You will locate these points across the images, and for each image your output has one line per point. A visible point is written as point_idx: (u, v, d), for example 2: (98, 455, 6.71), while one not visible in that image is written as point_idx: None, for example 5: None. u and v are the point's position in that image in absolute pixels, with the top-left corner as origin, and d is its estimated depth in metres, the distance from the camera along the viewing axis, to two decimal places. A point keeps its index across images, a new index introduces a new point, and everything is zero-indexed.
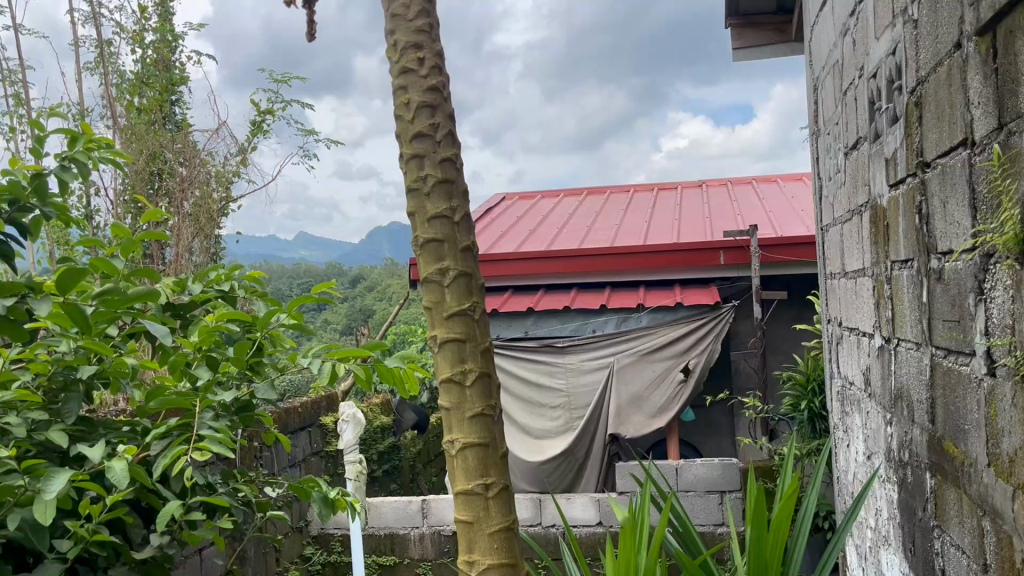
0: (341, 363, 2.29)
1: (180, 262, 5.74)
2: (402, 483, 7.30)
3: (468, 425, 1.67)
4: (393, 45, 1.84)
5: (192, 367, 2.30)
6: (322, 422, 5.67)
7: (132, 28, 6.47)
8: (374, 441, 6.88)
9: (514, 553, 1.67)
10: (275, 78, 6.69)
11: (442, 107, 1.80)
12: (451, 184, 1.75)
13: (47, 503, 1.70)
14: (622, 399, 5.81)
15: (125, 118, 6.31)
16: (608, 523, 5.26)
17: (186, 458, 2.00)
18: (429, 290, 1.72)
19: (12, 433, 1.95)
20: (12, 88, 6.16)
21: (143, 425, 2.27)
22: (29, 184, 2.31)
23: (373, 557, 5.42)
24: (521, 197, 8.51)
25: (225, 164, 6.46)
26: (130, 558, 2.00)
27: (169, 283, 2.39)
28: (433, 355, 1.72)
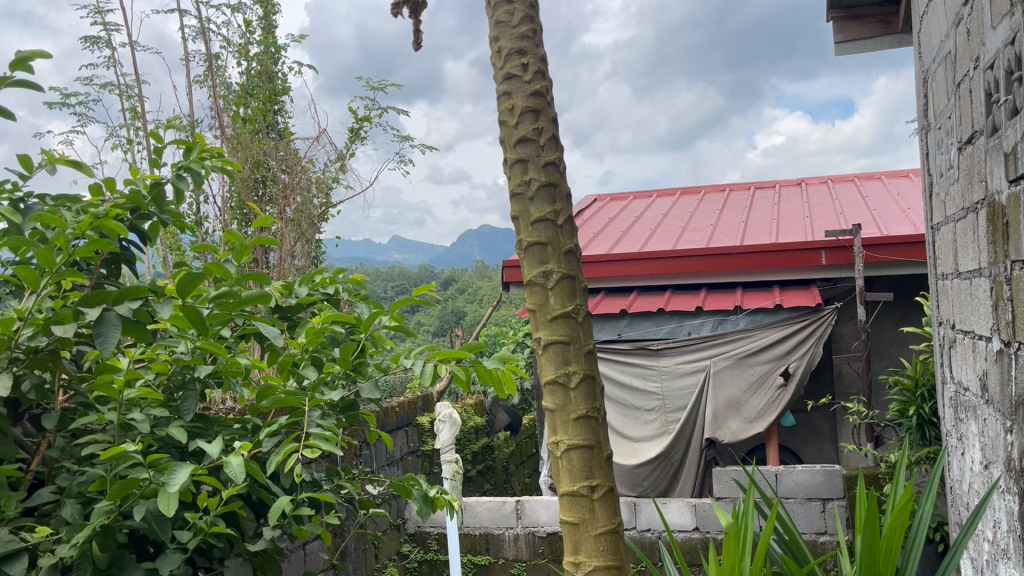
0: (441, 364, 2.33)
1: (284, 266, 5.96)
2: (496, 483, 7.37)
3: (573, 427, 1.68)
4: (497, 52, 1.87)
5: (299, 367, 2.39)
6: (418, 422, 5.79)
7: (239, 42, 6.77)
8: (469, 441, 6.96)
9: (621, 555, 1.67)
10: (371, 86, 6.87)
11: (546, 112, 1.82)
12: (555, 187, 1.77)
13: (170, 495, 1.79)
14: (720, 403, 5.71)
15: (232, 129, 6.60)
16: (705, 529, 5.17)
17: (297, 455, 2.06)
18: (532, 293, 1.74)
19: (137, 428, 2.07)
20: (129, 103, 6.54)
21: (253, 422, 2.36)
22: (149, 193, 2.44)
23: (468, 556, 5.48)
24: (613, 197, 8.47)
25: (325, 171, 6.67)
26: (244, 550, 2.09)
27: (278, 287, 2.50)
28: (537, 356, 1.74)
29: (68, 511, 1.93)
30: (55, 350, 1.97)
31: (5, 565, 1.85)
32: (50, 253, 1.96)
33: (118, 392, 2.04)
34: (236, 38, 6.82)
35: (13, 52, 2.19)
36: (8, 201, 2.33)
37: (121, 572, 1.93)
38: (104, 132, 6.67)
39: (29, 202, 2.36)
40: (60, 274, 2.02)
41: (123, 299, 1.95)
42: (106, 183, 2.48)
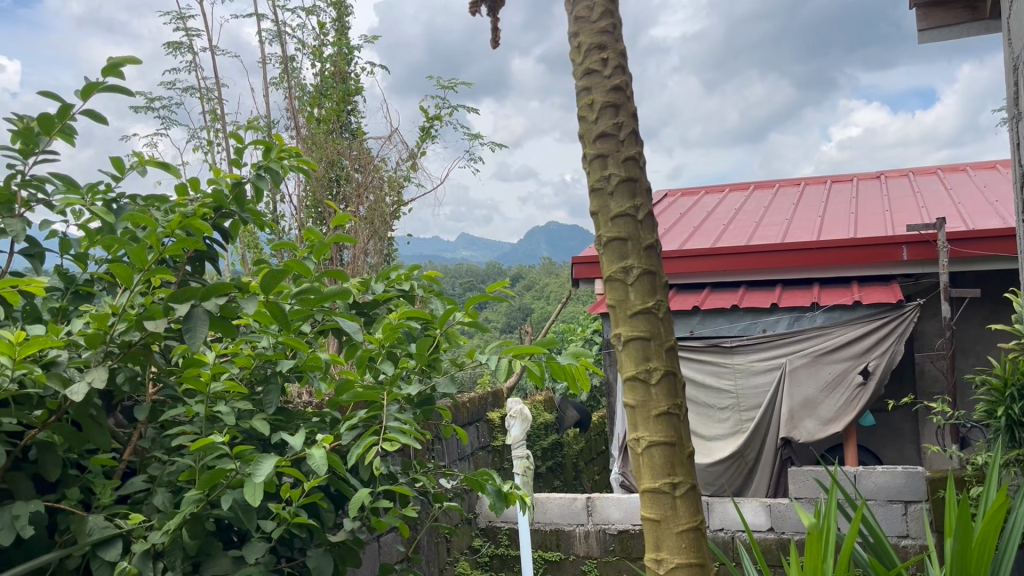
0: (516, 360, 2.34)
1: (357, 263, 6.07)
2: (565, 480, 7.37)
3: (654, 424, 1.67)
4: (577, 47, 1.87)
5: (376, 362, 2.43)
6: (489, 417, 5.84)
7: (313, 44, 6.92)
8: (539, 437, 6.98)
9: (703, 553, 1.65)
10: (442, 84, 6.93)
11: (626, 106, 1.81)
12: (635, 182, 1.75)
13: (256, 485, 1.83)
14: (796, 401, 5.59)
15: (307, 129, 6.74)
16: (779, 529, 5.08)
17: (376, 448, 2.08)
18: (612, 288, 1.74)
19: (223, 420, 2.14)
20: (209, 105, 6.74)
21: (332, 415, 2.41)
22: (231, 191, 2.52)
23: (539, 551, 5.49)
24: (684, 192, 8.38)
25: (397, 170, 6.77)
26: (326, 540, 2.14)
27: (356, 283, 2.56)
28: (618, 352, 1.73)
29: (159, 499, 2.01)
30: (147, 344, 2.05)
31: (101, 550, 1.94)
32: (142, 253, 2.05)
33: (204, 385, 2.11)
34: (310, 40, 6.97)
35: (105, 59, 2.28)
36: (102, 201, 2.44)
37: (209, 559, 2.00)
38: (186, 134, 6.90)
39: (121, 202, 2.46)
40: (151, 271, 2.10)
41: (210, 295, 2.02)
42: (191, 183, 2.57)
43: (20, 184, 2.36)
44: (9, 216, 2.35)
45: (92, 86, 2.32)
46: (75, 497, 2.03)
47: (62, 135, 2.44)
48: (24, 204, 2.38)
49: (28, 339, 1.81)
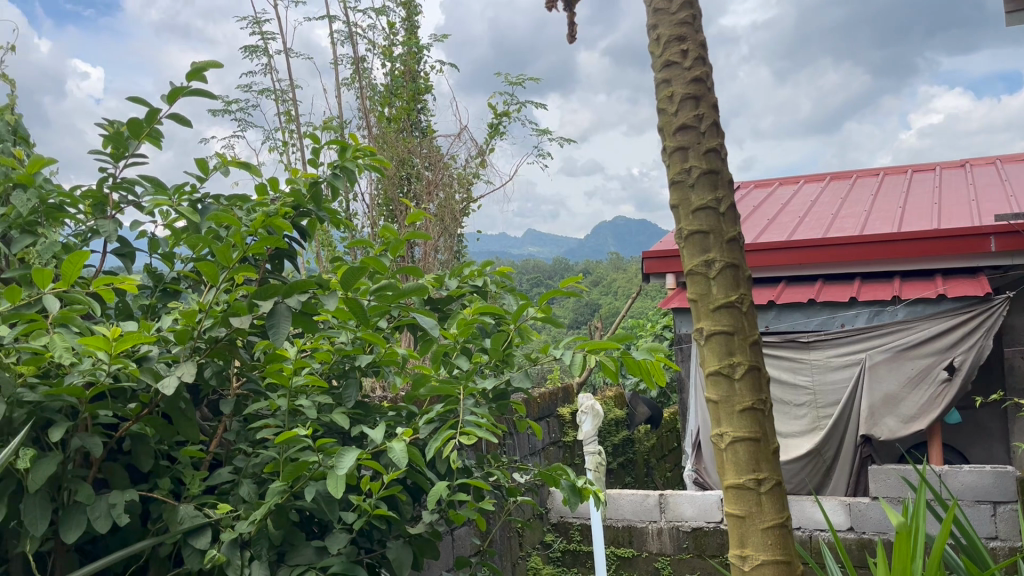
0: (590, 355, 2.33)
1: (428, 260, 6.14)
2: (637, 476, 7.32)
3: (738, 419, 1.64)
4: (656, 39, 1.86)
5: (451, 356, 2.46)
6: (559, 413, 5.85)
7: (384, 44, 7.01)
8: (610, 433, 6.95)
9: (789, 550, 1.62)
10: (510, 80, 6.95)
11: (707, 98, 1.79)
12: (717, 174, 1.73)
13: (339, 477, 1.87)
14: (876, 397, 5.44)
15: (378, 128, 6.84)
16: (860, 529, 4.96)
17: (455, 442, 2.09)
18: (694, 282, 1.72)
19: (306, 414, 2.19)
20: (284, 107, 6.89)
21: (409, 409, 2.46)
22: (308, 190, 2.58)
23: (611, 548, 5.47)
24: (757, 184, 8.21)
25: (466, 167, 6.83)
26: (406, 532, 2.17)
27: (431, 279, 2.60)
28: (700, 347, 1.71)
29: (246, 490, 2.08)
30: (232, 339, 2.11)
31: (193, 538, 2.02)
32: (228, 251, 2.11)
33: (287, 379, 2.17)
34: (380, 40, 7.06)
35: (190, 64, 2.36)
36: (188, 202, 2.52)
37: (293, 549, 2.06)
38: (262, 135, 7.07)
39: (205, 202, 2.55)
40: (236, 270, 2.16)
41: (293, 292, 2.09)
42: (271, 182, 2.63)
43: (111, 187, 2.46)
44: (102, 217, 2.46)
45: (177, 91, 2.41)
46: (166, 487, 2.11)
47: (149, 139, 2.53)
48: (116, 206, 2.48)
49: (123, 334, 1.88)
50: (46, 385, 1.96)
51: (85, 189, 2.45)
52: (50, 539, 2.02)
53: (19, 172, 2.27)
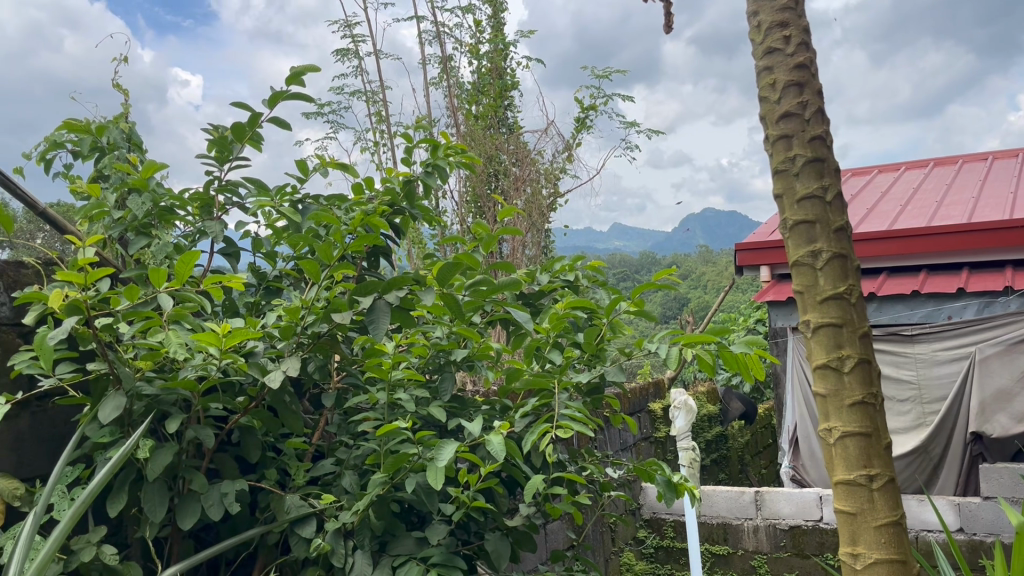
0: (687, 349, 2.30)
1: (517, 255, 6.18)
2: (731, 473, 7.18)
3: (847, 414, 1.60)
4: (757, 27, 1.83)
5: (544, 351, 2.47)
6: (650, 408, 5.80)
7: (471, 42, 7.07)
8: (703, 429, 6.84)
9: (905, 549, 1.57)
10: (597, 74, 6.92)
11: (811, 84, 1.74)
12: (822, 162, 1.68)
13: (438, 468, 1.89)
14: (987, 393, 5.17)
15: (465, 126, 6.89)
16: (970, 530, 4.76)
17: (551, 435, 2.09)
18: (800, 274, 1.68)
19: (404, 407, 2.24)
20: (374, 108, 7.04)
21: (502, 403, 2.49)
22: (402, 189, 2.64)
23: (706, 545, 5.39)
24: (855, 172, 7.92)
25: (553, 162, 6.84)
26: (504, 524, 2.20)
27: (524, 274, 2.62)
28: (807, 340, 1.67)
29: (348, 481, 2.14)
30: (333, 335, 2.16)
31: (299, 527, 2.09)
32: (329, 248, 2.17)
33: (386, 373, 2.22)
34: (467, 38, 7.12)
35: (289, 68, 2.44)
36: (289, 203, 2.61)
37: (395, 539, 2.12)
38: (353, 136, 7.22)
39: (304, 202, 2.62)
40: (336, 267, 2.22)
41: (391, 288, 2.16)
42: (367, 182, 2.69)
43: (217, 189, 2.57)
44: (209, 218, 2.56)
45: (278, 95, 2.49)
46: (273, 477, 2.19)
47: (251, 143, 2.63)
48: (222, 207, 2.59)
49: (232, 330, 1.96)
50: (162, 378, 2.06)
51: (193, 191, 2.55)
52: (167, 525, 2.13)
53: (134, 177, 2.38)
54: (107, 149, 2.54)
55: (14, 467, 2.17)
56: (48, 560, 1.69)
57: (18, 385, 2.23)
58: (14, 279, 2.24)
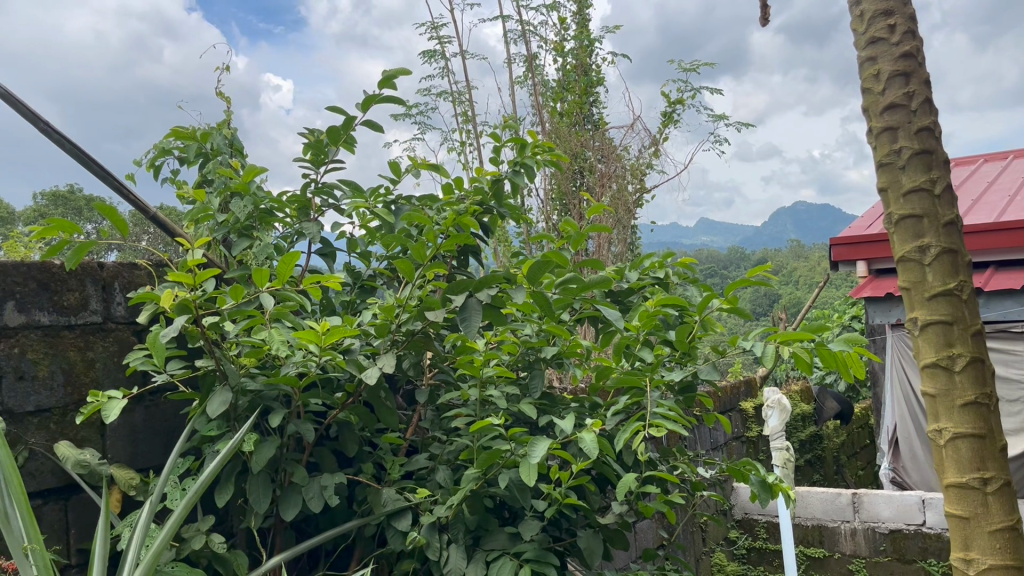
0: (782, 347, 2.24)
1: (603, 252, 6.16)
2: (825, 474, 6.99)
3: (958, 414, 1.54)
4: (859, 16, 1.77)
5: (634, 349, 2.46)
6: (742, 408, 5.70)
7: (555, 39, 7.07)
8: (797, 429, 6.67)
9: (1022, 555, 1.50)
10: (684, 67, 6.82)
11: (918, 74, 1.68)
12: (930, 154, 1.62)
13: (531, 466, 1.90)
14: None
15: (551, 123, 6.88)
16: None
17: (644, 433, 2.08)
18: (906, 270, 1.62)
19: (496, 404, 2.26)
20: (460, 107, 7.11)
21: (592, 401, 2.49)
22: (490, 188, 2.66)
23: (801, 547, 5.25)
24: (958, 162, 7.58)
25: (639, 158, 6.79)
26: (596, 522, 2.20)
27: (612, 271, 2.61)
28: (914, 338, 1.62)
29: (442, 476, 2.18)
30: (427, 333, 2.21)
31: (396, 520, 2.14)
32: (422, 248, 2.21)
33: (477, 370, 2.25)
34: (552, 36, 7.13)
35: (381, 72, 2.49)
36: (382, 204, 2.67)
37: (487, 534, 2.15)
38: (440, 136, 7.31)
39: (397, 203, 2.68)
40: (428, 266, 2.25)
41: (483, 286, 2.19)
42: (456, 182, 2.72)
43: (314, 191, 2.65)
44: (306, 220, 2.65)
45: (370, 98, 2.54)
46: (370, 471, 2.25)
47: (345, 145, 2.70)
48: (318, 210, 2.67)
49: (331, 328, 2.02)
50: (265, 374, 2.14)
51: (291, 194, 2.63)
52: (270, 516, 2.21)
53: (236, 181, 2.47)
54: (210, 155, 2.65)
55: (129, 458, 2.30)
56: (161, 549, 1.78)
57: (132, 380, 2.36)
58: (129, 280, 2.37)
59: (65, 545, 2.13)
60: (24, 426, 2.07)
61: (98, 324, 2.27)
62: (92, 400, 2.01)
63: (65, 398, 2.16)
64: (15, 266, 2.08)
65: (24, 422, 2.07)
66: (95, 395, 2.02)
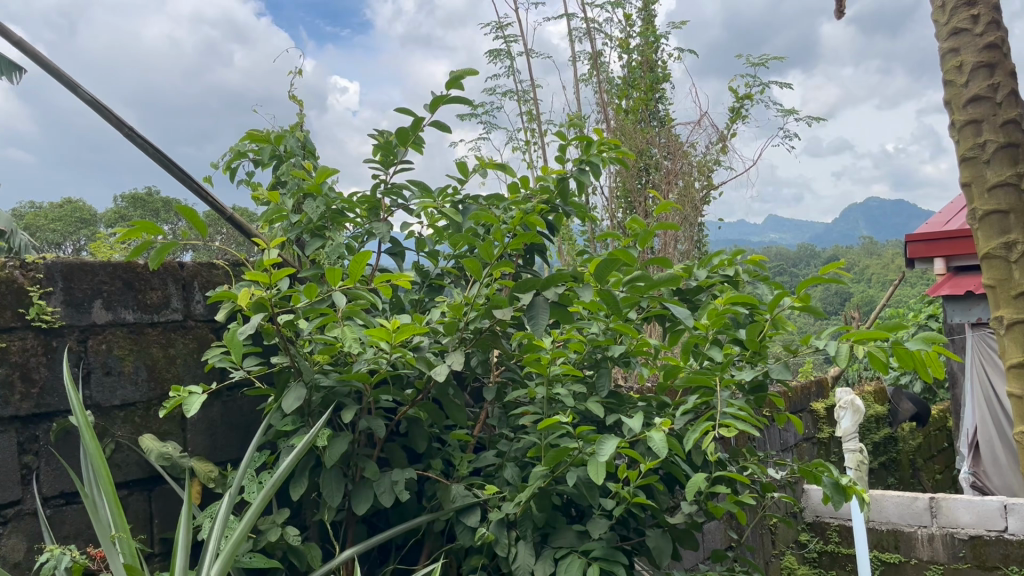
0: (857, 347, 2.18)
1: (669, 249, 6.10)
2: (901, 478, 6.79)
3: None
4: (940, 7, 1.72)
5: (703, 348, 2.43)
6: (813, 408, 5.59)
7: (621, 36, 7.03)
8: (870, 431, 6.51)
9: None
10: (752, 62, 6.72)
11: (1004, 65, 1.63)
12: (1017, 148, 1.57)
13: (600, 464, 1.90)
14: None
15: (616, 120, 6.84)
16: None
17: (714, 433, 2.05)
18: (991, 267, 1.57)
19: (563, 402, 2.27)
20: (525, 106, 7.14)
21: (659, 400, 2.48)
22: (556, 186, 2.67)
23: (875, 552, 5.10)
24: None
25: (706, 154, 6.72)
26: (665, 522, 2.19)
27: (680, 269, 2.59)
28: (1000, 338, 1.57)
29: (510, 473, 2.19)
30: (495, 331, 2.23)
31: (464, 516, 2.17)
32: (490, 247, 2.22)
33: (544, 368, 2.25)
34: (617, 33, 7.09)
35: (448, 73, 2.51)
36: (450, 203, 2.70)
37: (556, 532, 2.16)
38: (505, 136, 7.34)
39: (465, 202, 2.71)
40: (496, 264, 2.27)
41: (550, 285, 2.19)
42: (523, 181, 2.73)
43: (384, 192, 2.70)
44: (376, 220, 2.70)
45: (439, 99, 2.58)
46: (439, 467, 2.29)
47: (414, 146, 2.74)
48: (388, 210, 2.72)
49: (402, 326, 2.05)
50: (338, 371, 2.19)
51: (362, 194, 2.69)
52: (342, 509, 2.26)
53: (309, 182, 2.53)
54: (284, 156, 2.72)
55: (209, 451, 2.38)
56: (240, 540, 1.83)
57: (211, 375, 2.43)
58: (207, 279, 2.45)
59: (149, 534, 2.22)
60: (110, 419, 2.16)
61: (179, 321, 2.35)
62: (174, 394, 2.08)
63: (149, 393, 2.25)
64: (102, 266, 2.17)
65: (110, 415, 2.16)
66: (177, 390, 2.10)
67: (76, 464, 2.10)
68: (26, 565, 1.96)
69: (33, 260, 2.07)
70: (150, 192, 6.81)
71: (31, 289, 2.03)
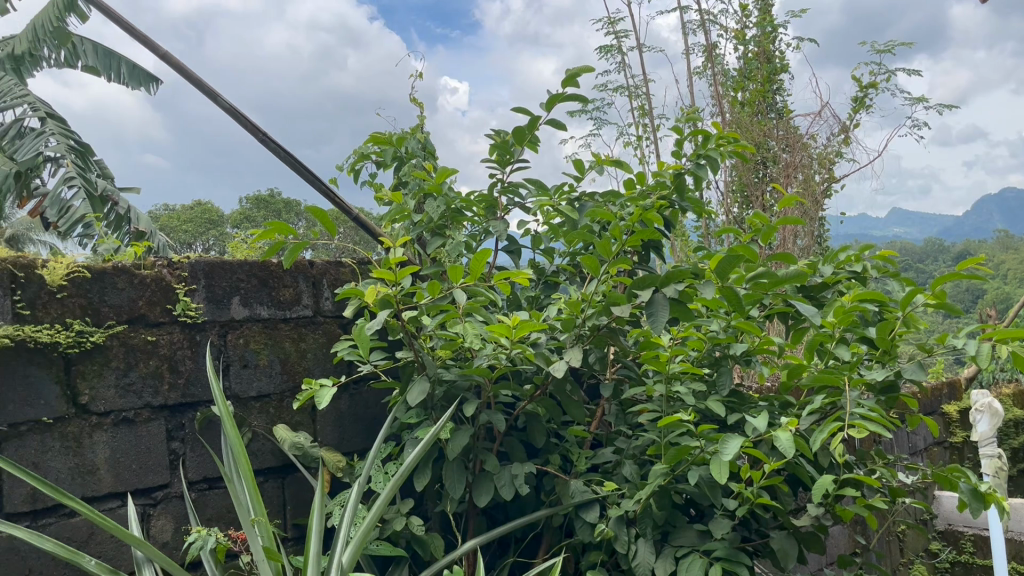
0: (998, 346, 2.06)
1: (788, 245, 5.94)
2: None
3: None
4: None
5: (829, 346, 2.35)
6: (944, 411, 5.32)
7: (736, 28, 6.86)
8: (1007, 436, 6.14)
9: None
10: (877, 49, 6.43)
11: None
12: None
13: (723, 463, 1.87)
14: None
15: (731, 113, 6.69)
16: None
17: (842, 434, 1.99)
18: None
19: (683, 400, 2.24)
20: (638, 101, 7.07)
21: (782, 399, 2.42)
22: (673, 181, 2.63)
23: (1013, 564, 4.82)
24: None
25: (827, 146, 6.51)
26: (789, 524, 2.14)
27: (804, 265, 2.51)
28: None
29: (628, 469, 2.19)
30: (612, 328, 2.23)
31: (583, 511, 2.18)
32: (608, 244, 2.22)
33: (664, 365, 2.23)
34: (733, 24, 6.93)
35: (565, 71, 2.52)
36: (566, 201, 2.72)
37: (676, 531, 2.14)
38: (617, 132, 7.30)
39: (581, 200, 2.71)
40: (614, 261, 2.26)
41: (670, 282, 2.16)
42: (639, 177, 2.71)
43: (501, 190, 2.74)
44: (493, 218, 2.74)
45: (555, 98, 2.59)
46: (557, 462, 2.31)
47: (530, 145, 2.76)
48: (504, 209, 2.76)
49: (521, 322, 2.07)
50: (459, 366, 2.24)
51: (480, 193, 2.73)
52: (464, 501, 2.31)
53: (430, 182, 2.59)
54: (406, 158, 2.81)
55: (337, 442, 2.48)
56: (369, 528, 1.90)
57: (339, 370, 2.54)
58: (335, 277, 2.55)
59: (284, 519, 2.34)
60: (247, 410, 2.29)
61: (309, 317, 2.46)
62: (306, 387, 2.18)
63: (283, 385, 2.37)
64: (240, 265, 2.30)
65: (247, 406, 2.29)
66: (309, 383, 2.20)
67: (217, 451, 2.23)
68: (174, 544, 2.10)
69: (179, 260, 2.21)
70: (274, 194, 7.13)
71: (177, 287, 2.17)
